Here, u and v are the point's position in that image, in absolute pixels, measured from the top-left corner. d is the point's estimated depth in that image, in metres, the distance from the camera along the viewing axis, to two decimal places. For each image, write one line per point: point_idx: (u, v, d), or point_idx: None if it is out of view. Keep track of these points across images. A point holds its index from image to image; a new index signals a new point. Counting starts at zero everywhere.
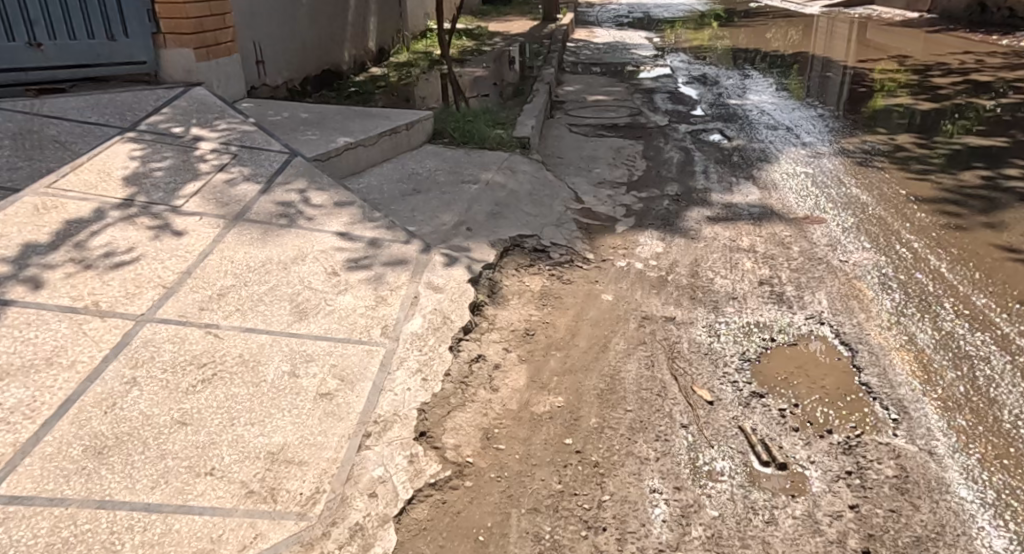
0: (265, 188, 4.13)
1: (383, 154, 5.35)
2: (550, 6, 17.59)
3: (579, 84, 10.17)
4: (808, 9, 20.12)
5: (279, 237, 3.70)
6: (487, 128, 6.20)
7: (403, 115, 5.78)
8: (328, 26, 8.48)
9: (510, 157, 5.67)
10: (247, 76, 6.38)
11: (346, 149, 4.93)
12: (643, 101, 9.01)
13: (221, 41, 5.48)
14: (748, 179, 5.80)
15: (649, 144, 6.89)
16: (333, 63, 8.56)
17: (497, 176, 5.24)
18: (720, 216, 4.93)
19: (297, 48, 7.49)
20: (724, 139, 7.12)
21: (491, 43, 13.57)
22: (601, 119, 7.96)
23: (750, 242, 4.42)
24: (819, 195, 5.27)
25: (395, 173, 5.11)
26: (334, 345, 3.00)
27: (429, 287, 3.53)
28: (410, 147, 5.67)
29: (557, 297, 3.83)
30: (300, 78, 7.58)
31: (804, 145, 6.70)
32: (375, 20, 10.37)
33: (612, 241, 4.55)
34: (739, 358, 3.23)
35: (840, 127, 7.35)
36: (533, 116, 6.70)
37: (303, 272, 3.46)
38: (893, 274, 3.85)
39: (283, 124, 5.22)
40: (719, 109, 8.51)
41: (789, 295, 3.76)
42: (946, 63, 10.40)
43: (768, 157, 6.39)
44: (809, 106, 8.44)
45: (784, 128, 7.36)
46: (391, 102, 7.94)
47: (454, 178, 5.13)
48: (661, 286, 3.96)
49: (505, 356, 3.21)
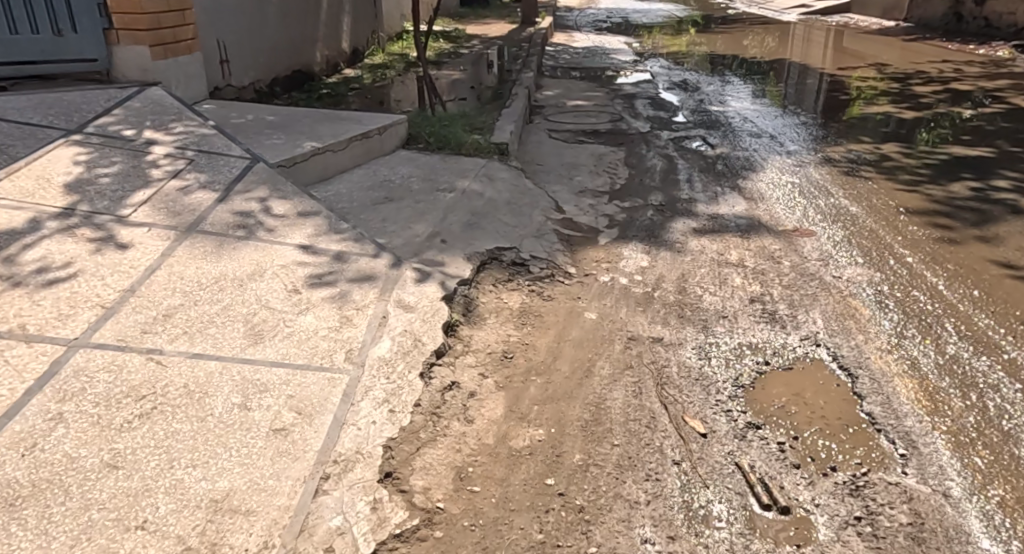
0: (223, 196, 3.83)
1: (354, 160, 5.07)
2: (529, 9, 17.40)
3: (558, 88, 9.97)
4: (785, 17, 20.20)
5: (236, 251, 3.40)
6: (463, 133, 5.95)
7: (376, 118, 5.50)
8: (299, 25, 8.17)
9: (487, 163, 5.42)
10: (210, 76, 6.07)
11: (313, 154, 4.65)
12: (624, 106, 8.84)
13: (180, 39, 5.16)
14: (734, 189, 5.62)
15: (631, 151, 6.69)
16: (304, 64, 8.25)
17: (474, 184, 4.98)
18: (706, 228, 4.74)
19: (265, 48, 7.18)
20: (708, 146, 6.95)
21: (468, 46, 13.34)
22: (581, 124, 7.76)
23: (739, 256, 4.23)
24: (807, 207, 5.11)
25: (365, 181, 4.83)
26: (291, 373, 2.71)
27: (399, 305, 3.26)
28: (382, 152, 5.39)
29: (537, 315, 3.58)
30: (268, 79, 7.27)
31: (789, 154, 6.55)
32: (349, 20, 10.07)
33: (594, 254, 4.33)
34: (732, 384, 3.00)
35: (824, 135, 7.22)
36: (512, 121, 6.46)
37: (261, 290, 3.17)
38: (889, 291, 3.67)
39: (247, 127, 4.92)
40: (701, 116, 8.35)
41: (782, 313, 3.57)
42: (925, 72, 10.39)
43: (752, 166, 6.23)
44: (791, 114, 8.32)
45: (768, 136, 7.22)
46: (364, 105, 7.65)
47: (428, 186, 4.86)
48: (647, 303, 3.73)
49: (481, 383, 2.95)
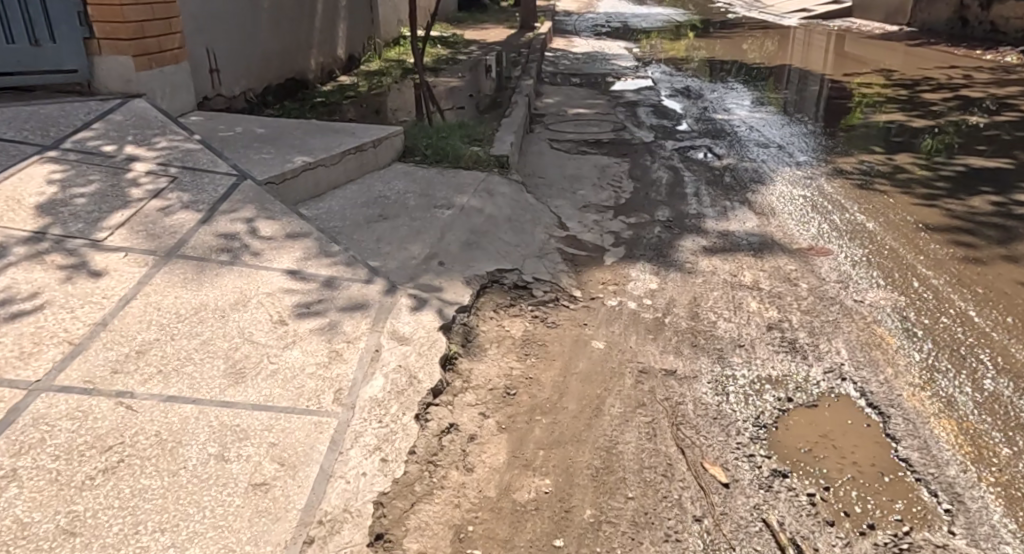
0: (206, 217, 3.60)
1: (347, 175, 4.85)
2: (528, 14, 17.21)
3: (559, 96, 9.77)
4: (786, 21, 20.04)
5: (218, 278, 3.16)
6: (462, 145, 5.74)
7: (370, 130, 5.29)
8: (293, 32, 7.96)
9: (487, 177, 5.20)
10: (198, 86, 5.84)
11: (304, 170, 4.42)
12: (626, 114, 8.63)
13: (166, 48, 4.94)
14: (743, 203, 5.41)
15: (636, 162, 6.48)
16: (297, 72, 8.04)
17: (473, 199, 4.77)
18: (717, 247, 4.53)
19: (256, 56, 6.96)
20: (714, 157, 6.74)
21: (467, 51, 13.13)
22: (583, 134, 7.55)
23: (753, 277, 4.01)
24: (821, 222, 4.90)
25: (359, 197, 4.61)
26: (275, 418, 2.48)
27: (394, 336, 3.03)
28: (377, 166, 5.18)
29: (541, 345, 3.36)
30: (260, 88, 7.05)
31: (798, 165, 6.35)
32: (344, 27, 9.86)
33: (600, 276, 4.12)
34: (753, 424, 2.78)
35: (833, 145, 7.02)
36: (512, 131, 6.25)
37: (244, 321, 2.93)
38: (916, 318, 3.46)
39: (235, 141, 4.70)
40: (706, 124, 8.14)
41: (801, 341, 3.35)
42: (933, 78, 10.20)
43: (761, 178, 6.02)
44: (798, 122, 8.12)
45: (775, 146, 7.02)
46: (360, 114, 7.44)
47: (425, 202, 4.64)
48: (658, 330, 3.51)
49: (482, 424, 2.72)
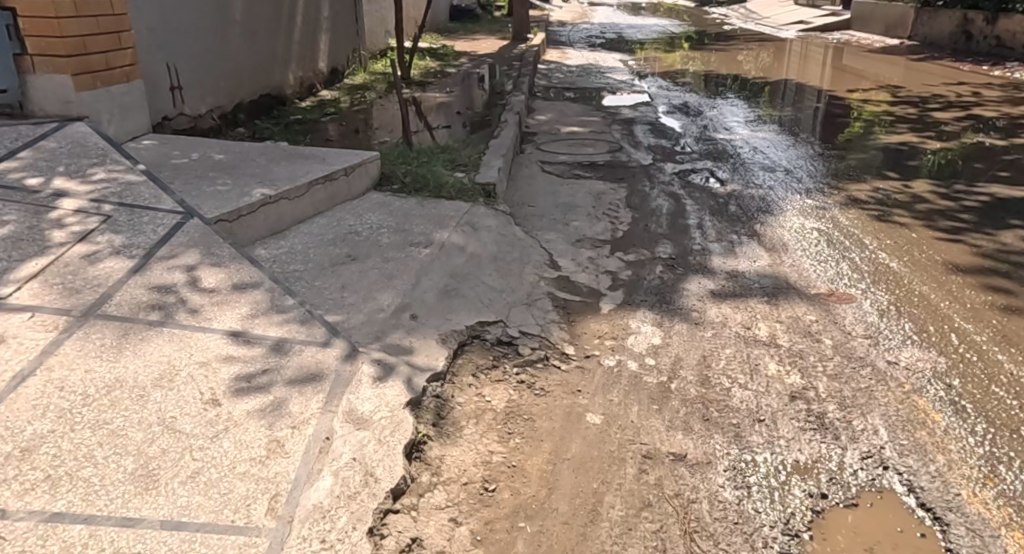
0: (139, 265, 3.08)
1: (314, 208, 4.36)
2: (521, 25, 16.81)
3: (551, 112, 9.32)
4: (783, 33, 19.70)
5: (141, 344, 2.64)
6: (445, 172, 5.26)
7: (343, 156, 4.81)
8: (268, 44, 7.49)
9: (470, 210, 4.73)
10: (157, 105, 5.37)
11: (263, 205, 3.93)
12: (622, 133, 8.18)
13: (114, 65, 4.47)
14: (752, 236, 4.95)
15: (633, 188, 6.02)
16: (273, 87, 7.56)
17: (454, 237, 4.29)
18: (726, 290, 4.06)
19: (226, 72, 6.48)
20: (717, 182, 6.29)
21: (456, 64, 12.70)
22: (576, 155, 7.08)
23: (769, 330, 3.54)
24: (839, 260, 4.43)
25: (326, 234, 4.13)
26: (188, 542, 1.94)
27: (351, 419, 2.53)
28: (349, 196, 4.70)
29: (527, 419, 2.86)
30: (230, 106, 6.57)
31: (808, 192, 5.90)
32: (326, 39, 9.40)
33: (596, 327, 3.64)
34: (783, 532, 2.30)
35: (844, 169, 6.57)
36: (499, 156, 5.78)
37: (167, 402, 2.40)
38: (962, 387, 3.00)
39: (188, 170, 4.21)
40: (706, 145, 7.69)
41: (831, 414, 2.87)
42: (941, 95, 9.81)
43: (769, 207, 5.56)
44: (803, 143, 7.68)
45: (782, 170, 6.56)
46: (338, 133, 6.96)
47: (400, 240, 4.16)
48: (663, 398, 3.02)
49: (452, 535, 2.23)
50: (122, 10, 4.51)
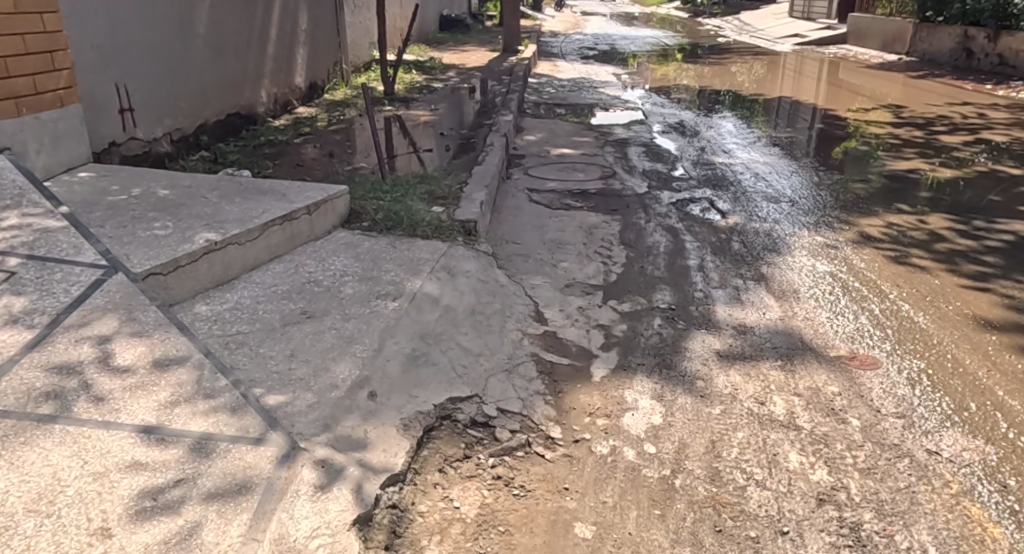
0: (39, 339, 2.58)
1: (269, 251, 3.87)
2: (512, 36, 16.41)
3: (541, 132, 8.86)
4: (779, 47, 19.39)
5: (23, 451, 2.13)
6: (421, 207, 4.78)
7: (305, 191, 4.31)
8: (237, 60, 7.00)
9: (446, 253, 4.25)
10: (104, 130, 4.89)
11: (206, 253, 3.43)
12: (615, 156, 7.73)
13: (44, 89, 3.98)
14: (759, 281, 4.48)
15: (627, 222, 5.55)
16: (242, 105, 7.07)
17: (428, 287, 3.80)
18: (734, 351, 3.58)
19: (188, 90, 6.00)
20: (718, 215, 5.84)
21: (443, 77, 12.25)
22: (566, 182, 6.62)
23: (785, 406, 3.06)
24: (858, 313, 3.98)
25: (281, 285, 3.64)
26: None
27: (280, 550, 2.02)
28: (312, 237, 4.20)
29: (503, 532, 2.37)
30: (193, 127, 6.08)
31: (816, 227, 5.45)
32: (304, 52, 8.93)
33: (588, 399, 3.15)
34: None
35: (853, 200, 6.13)
36: (482, 188, 5.31)
37: (39, 537, 1.89)
38: (1020, 490, 2.52)
39: (126, 210, 3.72)
40: (705, 170, 7.25)
41: (868, 526, 2.38)
42: (947, 116, 9.41)
43: (776, 245, 5.11)
44: (806, 168, 7.25)
45: (786, 200, 6.12)
46: (310, 155, 6.47)
47: (365, 291, 3.67)
48: (666, 500, 2.53)
49: None
50: (55, 27, 4.03)
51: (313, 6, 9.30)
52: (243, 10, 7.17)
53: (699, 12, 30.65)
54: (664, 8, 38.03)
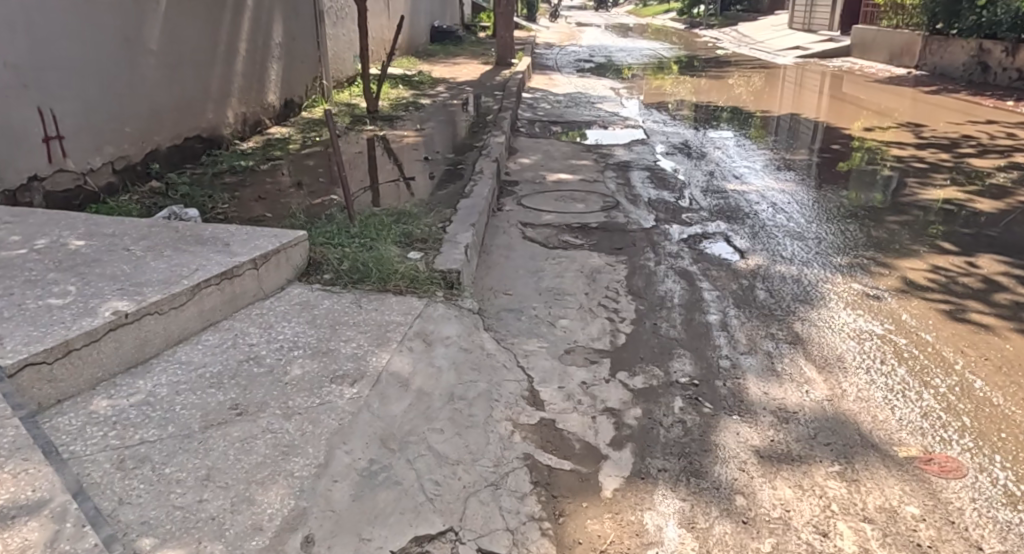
0: None
1: (201, 319, 3.13)
2: (504, 49, 15.78)
3: (535, 154, 8.17)
4: (780, 59, 18.84)
5: None
6: (395, 255, 4.07)
7: (253, 240, 3.60)
8: (198, 78, 6.30)
9: (421, 316, 3.55)
10: (21, 162, 4.17)
11: (112, 330, 2.69)
12: (617, 181, 7.07)
13: None
14: (794, 343, 3.79)
15: (633, 266, 4.88)
16: (202, 128, 6.35)
17: (396, 364, 3.08)
18: (778, 447, 2.88)
19: (136, 114, 5.29)
20: (736, 255, 5.17)
21: (432, 93, 11.57)
22: (564, 215, 5.93)
23: (856, 540, 2.37)
24: (920, 391, 3.29)
25: (211, 365, 2.89)
26: None
27: None
28: (259, 295, 3.49)
29: None
30: (140, 154, 5.35)
31: (850, 272, 4.78)
32: (278, 68, 8.24)
33: (600, 528, 2.44)
34: None
35: (887, 236, 5.47)
36: (468, 228, 4.62)
37: None
38: None
39: (18, 272, 2.98)
40: (716, 199, 6.58)
41: None
42: (971, 137, 8.79)
43: (808, 295, 4.44)
44: (828, 196, 6.59)
45: (812, 236, 5.46)
46: (276, 186, 5.76)
47: (316, 373, 2.94)
48: None
49: None
50: None
51: (289, 18, 8.63)
52: (207, 21, 6.48)
53: (696, 23, 30.12)
54: (660, 19, 37.59)
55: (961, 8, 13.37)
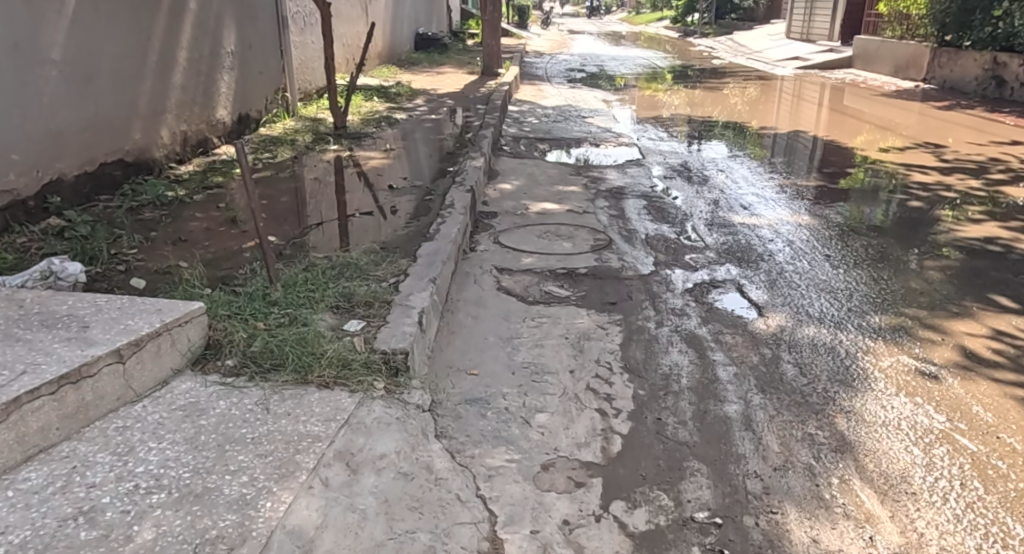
0: None
1: (24, 448, 2.23)
2: (490, 58, 14.89)
3: (518, 178, 7.28)
4: (779, 70, 18.11)
5: None
6: (326, 328, 3.17)
7: (123, 320, 2.69)
8: (120, 91, 5.40)
9: (349, 424, 2.64)
10: None
11: None
12: (610, 212, 6.21)
13: None
14: (844, 451, 2.90)
15: (630, 330, 4.00)
16: (123, 151, 5.43)
17: (299, 515, 2.17)
18: None
19: (26, 138, 4.40)
20: (753, 312, 4.32)
21: (408, 107, 10.67)
22: (547, 258, 5.04)
23: None
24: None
25: (17, 528, 1.98)
26: None
27: None
28: (127, 398, 2.57)
29: None
30: (30, 187, 4.44)
31: (894, 337, 3.93)
32: (228, 79, 7.33)
33: None
34: None
35: (928, 287, 4.62)
36: (425, 286, 3.72)
37: None
38: None
39: None
40: (723, 234, 5.73)
41: None
42: (999, 161, 8.00)
43: (847, 371, 3.58)
44: (850, 233, 5.76)
45: (840, 288, 4.62)
46: (204, 222, 4.84)
47: (179, 531, 2.04)
48: None
49: None
50: None
51: (244, 24, 7.73)
52: (134, 25, 5.58)
53: (689, 32, 29.35)
54: (652, 27, 36.89)
55: (974, 19, 12.69)
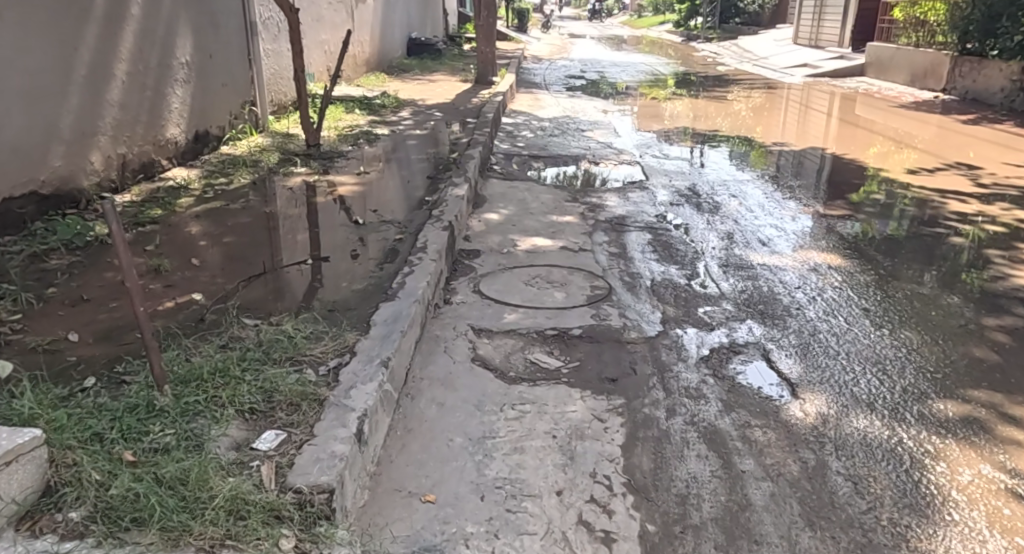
0: None
1: None
2: (485, 65, 14.07)
3: (507, 206, 6.47)
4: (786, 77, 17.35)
5: None
6: (225, 453, 2.34)
7: None
8: (34, 112, 4.58)
9: None
10: None
11: None
12: (609, 249, 5.40)
13: None
14: None
15: (635, 423, 3.18)
16: (36, 182, 4.61)
17: None
18: None
19: None
20: (786, 392, 3.49)
21: (392, 120, 9.86)
22: (533, 313, 4.22)
23: None
24: None
25: None
26: None
27: None
28: None
29: None
30: None
31: (965, 434, 3.12)
32: (182, 93, 6.52)
33: None
34: None
35: (993, 358, 3.81)
36: (373, 373, 2.90)
37: None
38: None
39: None
40: (740, 279, 4.92)
41: None
42: None
43: (918, 488, 2.76)
44: (889, 278, 4.93)
45: (887, 357, 3.79)
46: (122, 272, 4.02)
47: None
48: None
49: None
50: None
51: (203, 31, 6.92)
52: (55, 34, 4.75)
53: (693, 36, 28.49)
54: (654, 31, 36.07)
55: (1000, 25, 11.93)
